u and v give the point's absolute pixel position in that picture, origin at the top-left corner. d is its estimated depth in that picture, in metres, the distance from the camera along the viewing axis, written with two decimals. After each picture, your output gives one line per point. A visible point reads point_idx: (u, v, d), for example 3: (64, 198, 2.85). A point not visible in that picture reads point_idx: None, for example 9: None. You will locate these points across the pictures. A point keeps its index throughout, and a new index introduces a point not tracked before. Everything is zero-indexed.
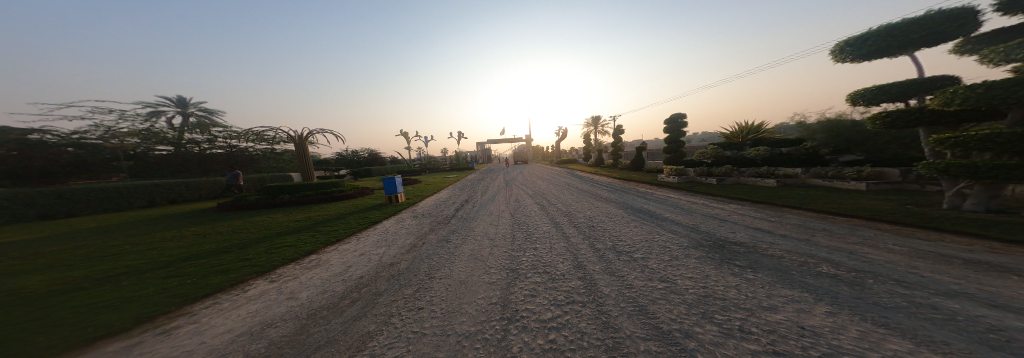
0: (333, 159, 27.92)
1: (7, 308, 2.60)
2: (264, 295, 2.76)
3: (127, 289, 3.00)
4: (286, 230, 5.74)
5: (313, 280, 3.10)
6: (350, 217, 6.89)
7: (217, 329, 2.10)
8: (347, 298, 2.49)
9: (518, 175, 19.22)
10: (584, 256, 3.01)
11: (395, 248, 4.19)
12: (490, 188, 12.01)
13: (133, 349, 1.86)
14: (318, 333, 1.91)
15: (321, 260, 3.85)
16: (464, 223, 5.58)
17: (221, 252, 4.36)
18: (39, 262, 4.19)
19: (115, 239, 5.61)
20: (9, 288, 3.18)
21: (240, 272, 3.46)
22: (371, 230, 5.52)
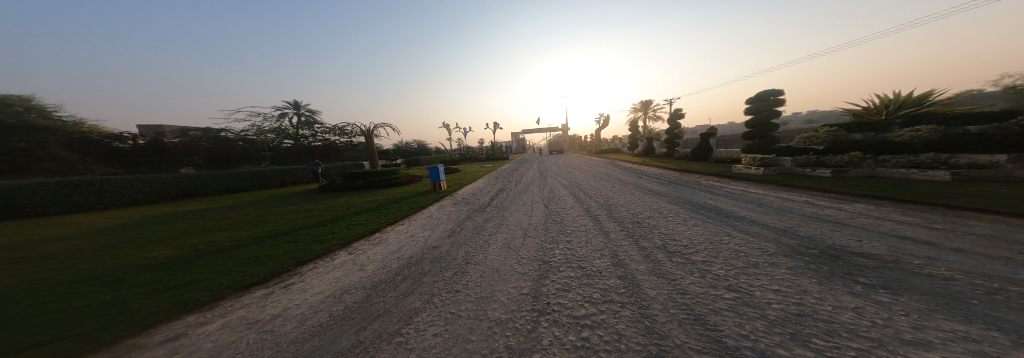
0: (392, 150, 32.82)
1: (209, 258, 4.00)
2: (344, 265, 3.50)
3: (266, 250, 4.23)
4: (359, 210, 7.05)
5: (379, 255, 3.75)
6: (404, 201, 8.00)
7: (316, 290, 2.83)
8: (402, 275, 2.98)
9: (554, 164, 18.75)
10: (629, 257, 2.78)
11: (439, 231, 4.71)
12: (526, 178, 12.07)
13: (271, 297, 2.74)
14: (378, 304, 2.39)
15: (384, 237, 4.64)
16: (500, 212, 5.84)
17: (318, 225, 5.67)
18: (222, 223, 6.27)
19: (258, 210, 7.90)
20: (208, 241, 4.88)
21: (330, 243, 4.41)
22: (421, 214, 6.30)
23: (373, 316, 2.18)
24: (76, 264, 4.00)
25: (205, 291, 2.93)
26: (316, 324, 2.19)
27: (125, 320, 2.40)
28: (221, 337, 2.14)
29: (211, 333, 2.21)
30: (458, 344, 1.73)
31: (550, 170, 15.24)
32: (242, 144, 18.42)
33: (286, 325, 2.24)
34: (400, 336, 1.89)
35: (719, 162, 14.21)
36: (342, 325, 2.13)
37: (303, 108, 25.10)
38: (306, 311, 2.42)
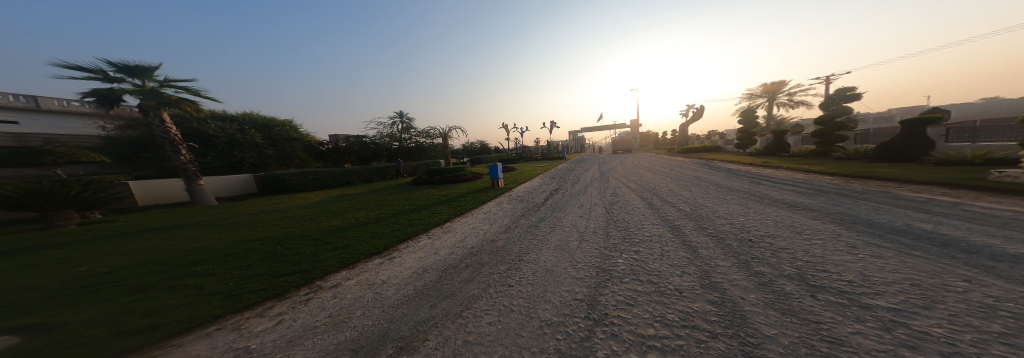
0: (462, 150, 37.10)
1: (346, 231, 5.54)
2: (424, 247, 4.23)
3: (376, 229, 5.53)
4: (436, 201, 8.31)
5: (455, 242, 4.30)
6: (468, 195, 8.91)
7: (405, 266, 3.54)
8: (466, 263, 3.36)
9: (617, 164, 16.92)
10: (728, 282, 2.24)
11: (495, 226, 5.03)
12: (587, 177, 11.37)
13: (381, 266, 3.62)
14: (446, 286, 2.80)
15: (456, 226, 5.36)
16: (557, 212, 5.73)
17: (408, 212, 6.98)
18: (350, 206, 8.54)
19: (371, 197, 10.33)
20: (344, 218, 6.74)
21: (417, 227, 5.38)
22: (482, 208, 6.92)
23: (441, 296, 2.55)
24: (286, 227, 6.22)
25: (349, 256, 4.08)
26: (407, 294, 2.74)
27: (311, 271, 3.61)
28: (353, 292, 2.96)
29: (345, 289, 3.05)
30: (508, 336, 1.80)
31: (615, 170, 13.79)
32: (374, 146, 23.74)
33: (386, 291, 2.88)
34: (461, 318, 2.12)
35: (952, 162, 9.20)
36: (419, 300, 2.57)
37: (406, 115, 30.57)
38: (399, 283, 3.04)
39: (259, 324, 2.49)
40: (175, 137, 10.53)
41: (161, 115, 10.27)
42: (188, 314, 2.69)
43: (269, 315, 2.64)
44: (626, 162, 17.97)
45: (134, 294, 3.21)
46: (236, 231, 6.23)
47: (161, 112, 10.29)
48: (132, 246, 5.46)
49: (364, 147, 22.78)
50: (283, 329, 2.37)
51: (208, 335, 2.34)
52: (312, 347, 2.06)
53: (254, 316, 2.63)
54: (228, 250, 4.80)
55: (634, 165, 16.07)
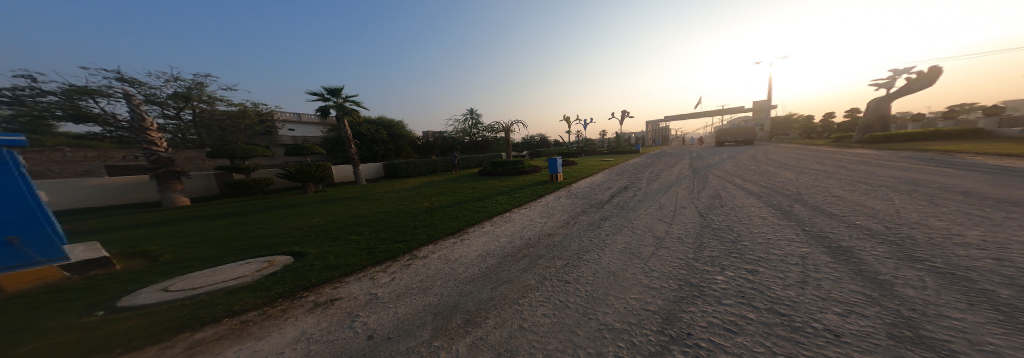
0: (522, 143, 37.97)
1: (429, 212, 6.55)
2: (486, 233, 4.58)
3: (451, 213, 6.29)
4: (499, 192, 8.81)
5: (523, 232, 4.45)
6: (527, 188, 9.09)
7: (470, 249, 3.93)
8: (525, 253, 3.47)
9: (716, 160, 13.75)
10: (956, 339, 1.42)
11: (554, 220, 4.97)
12: (676, 174, 9.70)
13: (453, 246, 4.14)
14: (504, 272, 2.97)
15: (518, 215, 5.61)
16: (627, 212, 5.19)
17: (473, 200, 7.68)
18: (428, 191, 10.01)
19: (444, 185, 11.82)
20: (427, 201, 7.93)
21: (481, 214, 5.86)
22: (541, 201, 6.97)
23: (501, 280, 2.75)
24: (391, 205, 7.87)
25: (433, 234, 4.78)
26: (476, 273, 3.06)
27: (411, 242, 4.45)
28: (433, 265, 3.51)
29: (430, 261, 3.64)
30: (564, 331, 1.79)
31: (716, 166, 11.30)
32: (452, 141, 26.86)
33: (458, 268, 3.29)
34: (517, 304, 2.24)
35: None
36: (483, 280, 2.84)
37: (476, 112, 33.07)
38: (468, 262, 3.42)
39: (377, 278, 3.28)
40: (348, 136, 14.31)
41: (344, 120, 14.22)
42: (343, 262, 3.78)
43: (384, 272, 3.43)
44: (741, 157, 14.30)
45: (314, 243, 4.76)
46: (362, 204, 8.30)
47: (345, 118, 14.51)
48: (310, 209, 8.07)
49: (446, 142, 26.25)
50: (390, 284, 3.06)
51: (356, 279, 3.27)
52: (408, 304, 2.58)
53: (380, 270, 3.50)
54: (358, 218, 6.47)
55: (756, 161, 12.55)
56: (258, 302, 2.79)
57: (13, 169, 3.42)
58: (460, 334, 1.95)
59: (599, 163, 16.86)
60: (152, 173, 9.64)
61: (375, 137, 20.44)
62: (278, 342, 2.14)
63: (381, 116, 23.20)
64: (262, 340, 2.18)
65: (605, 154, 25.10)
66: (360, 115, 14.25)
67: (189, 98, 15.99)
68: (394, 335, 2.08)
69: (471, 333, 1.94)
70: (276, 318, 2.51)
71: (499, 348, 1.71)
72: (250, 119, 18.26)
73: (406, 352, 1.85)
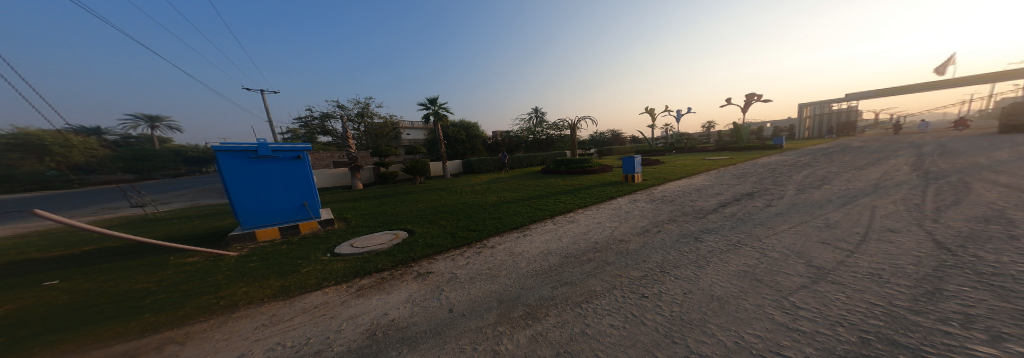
0: (589, 139, 36.16)
1: (498, 206, 7.03)
2: (548, 231, 4.59)
3: (517, 208, 6.54)
4: (564, 190, 8.66)
5: (596, 235, 4.17)
6: (595, 188, 8.59)
7: (531, 245, 4.02)
8: (594, 257, 3.28)
9: (925, 159, 8.97)
10: None
11: (628, 225, 4.50)
12: (877, 181, 6.50)
13: (519, 239, 4.34)
14: (567, 273, 2.92)
15: (588, 216, 5.34)
16: (746, 226, 4.10)
17: (538, 197, 7.83)
18: (497, 187, 10.75)
19: (511, 181, 12.42)
20: (499, 196, 8.51)
21: (544, 212, 5.89)
22: (611, 203, 6.42)
23: (565, 281, 2.71)
24: (467, 197, 8.81)
25: (500, 226, 5.13)
26: (543, 269, 3.10)
27: (481, 232, 4.88)
28: (498, 256, 3.73)
29: (496, 252, 3.90)
30: (635, 348, 1.63)
31: (937, 170, 7.20)
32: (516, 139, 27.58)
33: (521, 262, 3.42)
34: (580, 308, 2.16)
35: None
36: (546, 278, 2.86)
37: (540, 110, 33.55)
38: (531, 258, 3.50)
39: (457, 260, 3.75)
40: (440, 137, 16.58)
41: (438, 125, 16.62)
42: (435, 243, 4.48)
43: (462, 256, 3.89)
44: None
45: (414, 225, 5.77)
46: (445, 195, 9.58)
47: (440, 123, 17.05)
48: (413, 197, 9.88)
49: (511, 141, 27.28)
50: (466, 267, 3.44)
51: (443, 259, 3.82)
52: (479, 288, 2.85)
53: (458, 254, 3.97)
54: (444, 207, 7.51)
55: None
56: (384, 267, 3.63)
57: (309, 164, 5.71)
58: (522, 325, 2.04)
59: (713, 162, 13.58)
60: (349, 166, 13.77)
61: (457, 138, 23.22)
62: (394, 300, 2.74)
63: (461, 120, 26.22)
64: (386, 295, 2.85)
65: (724, 152, 19.94)
66: (447, 119, 16.34)
67: (361, 116, 22.80)
68: (467, 313, 2.34)
69: (532, 326, 2.00)
70: (391, 281, 3.21)
71: (558, 348, 1.70)
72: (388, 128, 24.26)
73: (476, 330, 2.05)
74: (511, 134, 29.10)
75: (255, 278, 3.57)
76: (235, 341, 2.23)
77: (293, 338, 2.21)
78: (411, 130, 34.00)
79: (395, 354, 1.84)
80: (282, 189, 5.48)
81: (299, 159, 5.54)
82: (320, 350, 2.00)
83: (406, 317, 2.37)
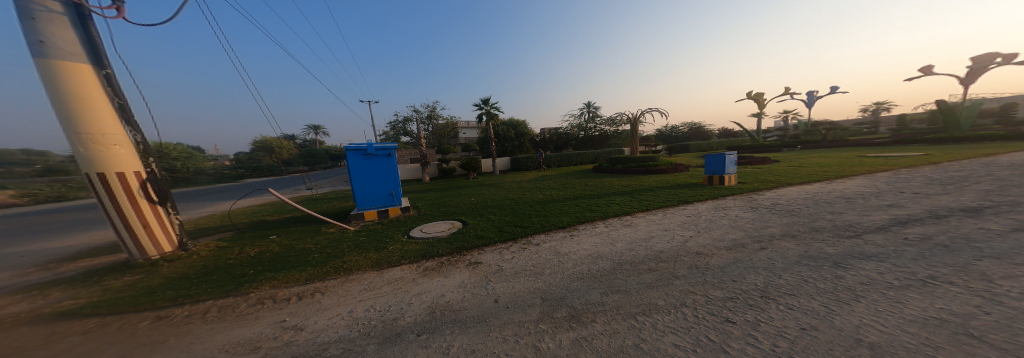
0: (657, 135, 33.29)
1: (546, 203, 7.05)
2: (601, 233, 4.38)
3: (565, 207, 6.40)
4: (621, 191, 8.13)
5: (661, 244, 3.74)
6: (659, 190, 7.79)
7: (581, 245, 3.92)
8: (658, 268, 2.96)
9: None
10: None
11: (710, 237, 3.90)
12: None
13: (569, 238, 4.28)
14: (619, 280, 2.75)
15: (658, 221, 4.88)
16: (935, 249, 2.84)
17: (592, 197, 7.50)
18: (548, 184, 10.72)
19: (564, 179, 12.20)
20: (550, 193, 8.44)
21: (595, 213, 5.64)
22: (693, 208, 5.68)
23: (618, 288, 2.55)
24: (516, 193, 8.99)
25: (546, 223, 5.18)
26: (594, 272, 2.99)
27: (526, 229, 4.93)
28: (543, 254, 3.73)
29: (541, 249, 3.90)
30: None
31: None
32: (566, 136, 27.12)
33: (566, 262, 3.34)
34: (634, 320, 2.00)
35: None
36: (594, 282, 2.75)
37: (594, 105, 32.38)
38: (579, 259, 3.40)
39: (503, 253, 3.89)
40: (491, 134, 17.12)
41: (490, 123, 17.26)
42: (484, 235, 4.75)
43: (508, 250, 4.01)
44: None
45: (467, 217, 6.17)
46: (496, 191, 10.00)
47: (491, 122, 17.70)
48: (470, 191, 10.57)
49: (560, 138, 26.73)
50: (511, 262, 3.54)
51: (490, 251, 4.01)
52: (524, 283, 2.91)
53: (506, 247, 4.13)
54: (493, 202, 7.86)
55: None
56: (443, 252, 4.01)
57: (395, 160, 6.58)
58: (566, 327, 2.00)
59: (876, 165, 9.96)
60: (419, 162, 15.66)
61: (506, 136, 23.90)
62: (450, 283, 3.00)
63: (511, 118, 26.76)
64: (444, 279, 3.15)
65: (896, 150, 14.38)
66: (498, 118, 16.86)
67: (428, 118, 25.56)
68: (512, 305, 2.42)
69: (576, 330, 1.94)
70: (448, 266, 3.54)
71: (605, 356, 1.63)
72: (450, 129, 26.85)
73: (518, 324, 2.10)
74: (560, 131, 28.53)
75: (353, 250, 4.40)
76: (349, 298, 2.83)
77: (378, 304, 2.62)
78: (467, 129, 36.42)
79: (449, 333, 2.02)
80: (378, 180, 6.51)
81: (389, 156, 6.47)
82: (395, 318, 2.33)
83: (458, 300, 2.58)
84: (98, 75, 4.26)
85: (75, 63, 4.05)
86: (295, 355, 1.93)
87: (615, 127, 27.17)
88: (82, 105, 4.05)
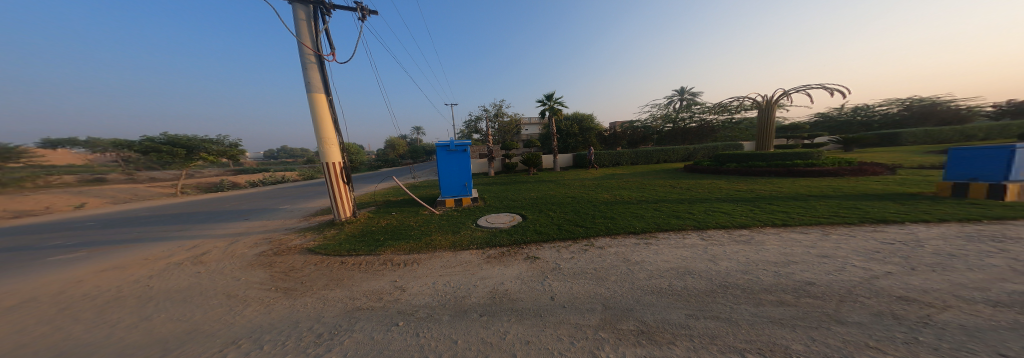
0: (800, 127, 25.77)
1: (618, 204, 6.51)
2: (693, 247, 3.72)
3: (642, 210, 5.78)
4: (726, 199, 6.70)
5: (811, 273, 2.70)
6: (782, 202, 6.06)
7: (662, 256, 3.45)
8: (796, 302, 2.14)
9: None
10: None
11: (929, 275, 2.47)
12: None
13: (649, 246, 3.82)
14: (718, 305, 2.25)
15: (812, 244, 3.56)
16: None
17: (680, 202, 6.47)
18: (618, 184, 9.80)
19: (641, 179, 10.95)
20: (623, 194, 7.73)
21: (684, 222, 4.87)
22: (905, 233, 3.74)
23: (715, 314, 2.10)
24: (576, 191, 8.63)
25: (616, 225, 4.84)
26: (687, 291, 2.55)
27: (590, 229, 4.69)
28: (612, 259, 3.45)
29: (607, 254, 3.63)
30: None
31: None
32: (643, 130, 24.55)
33: (638, 272, 3.02)
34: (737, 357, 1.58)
35: None
36: (678, 301, 2.37)
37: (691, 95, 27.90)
38: (654, 272, 3.00)
39: (561, 252, 3.81)
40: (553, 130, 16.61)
41: (552, 118, 16.88)
42: (543, 231, 4.77)
43: (567, 249, 3.90)
44: None
45: (527, 212, 6.28)
46: (555, 188, 9.78)
47: (554, 117, 17.37)
48: (534, 186, 10.61)
49: (634, 132, 24.25)
50: (570, 262, 3.44)
51: (549, 248, 3.99)
52: (584, 285, 2.79)
53: (573, 246, 4.01)
54: (553, 198, 7.75)
55: None
56: (503, 243, 4.24)
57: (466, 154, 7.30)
58: (629, 343, 1.80)
59: None
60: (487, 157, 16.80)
61: (568, 131, 22.83)
62: (511, 273, 3.16)
63: (576, 113, 25.58)
64: (506, 268, 3.33)
65: None
66: (561, 113, 16.40)
67: (496, 115, 27.22)
68: (568, 307, 2.35)
69: (649, 350, 1.71)
70: (508, 256, 3.72)
71: None
72: (514, 125, 27.91)
73: (575, 326, 2.03)
74: (637, 125, 25.77)
75: (441, 231, 5.12)
76: (431, 272, 3.33)
77: (453, 282, 2.99)
78: (529, 125, 36.76)
79: (506, 321, 2.12)
80: (453, 172, 7.34)
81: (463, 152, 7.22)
82: (463, 296, 2.61)
83: (516, 291, 2.69)
84: (329, 100, 6.26)
85: (318, 94, 6.09)
86: (397, 311, 2.41)
87: (724, 115, 22.89)
88: (323, 123, 6.12)
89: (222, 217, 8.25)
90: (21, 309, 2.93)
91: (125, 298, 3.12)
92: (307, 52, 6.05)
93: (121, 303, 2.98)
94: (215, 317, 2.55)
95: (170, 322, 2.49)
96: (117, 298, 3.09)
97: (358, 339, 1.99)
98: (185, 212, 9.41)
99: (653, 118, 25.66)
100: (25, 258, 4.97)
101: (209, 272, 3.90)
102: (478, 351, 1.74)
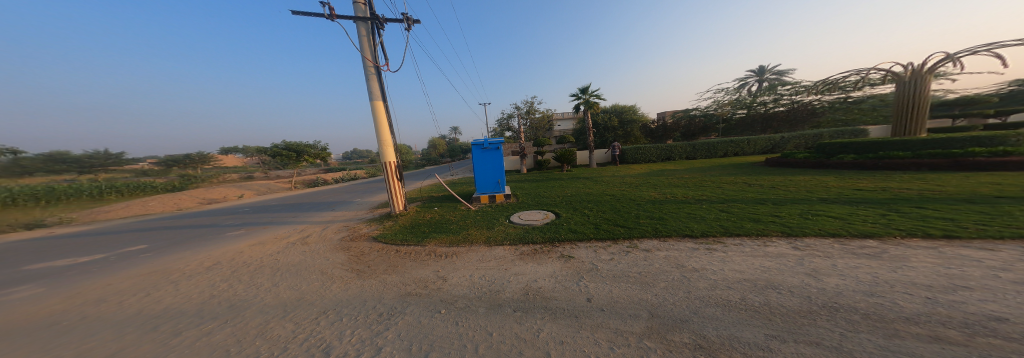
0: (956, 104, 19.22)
1: (672, 203, 5.89)
2: (782, 257, 3.13)
3: (700, 211, 5.13)
4: (838, 201, 5.44)
5: (999, 305, 1.97)
6: (920, 207, 4.66)
7: (733, 265, 3.00)
8: (962, 339, 1.60)
9: None
10: None
11: None
12: None
13: (715, 253, 3.35)
14: (814, 328, 1.87)
15: (1004, 266, 2.60)
16: None
17: (757, 204, 5.53)
18: (664, 181, 8.83)
19: (704, 175, 9.66)
20: (672, 192, 6.96)
21: (769, 227, 4.14)
22: None
23: (813, 339, 1.74)
24: (615, 189, 8.08)
25: (671, 226, 4.39)
26: (772, 308, 2.16)
27: (634, 229, 4.35)
28: (660, 264, 3.14)
29: (653, 257, 3.32)
30: None
31: None
32: (703, 119, 21.64)
33: (695, 281, 2.69)
34: None
35: None
36: (751, 318, 2.05)
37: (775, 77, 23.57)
38: (716, 282, 2.65)
39: (599, 252, 3.62)
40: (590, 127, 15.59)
41: (586, 112, 15.94)
42: (577, 229, 4.59)
43: (605, 249, 3.69)
44: None
45: (560, 209, 6.14)
46: (590, 185, 9.35)
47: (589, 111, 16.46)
48: (564, 184, 10.24)
49: (690, 122, 21.56)
50: (608, 263, 3.24)
51: (583, 247, 3.84)
52: (623, 289, 2.61)
53: (616, 247, 3.78)
54: (588, 196, 7.41)
55: None
56: (536, 240, 4.22)
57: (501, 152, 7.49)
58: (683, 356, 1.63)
59: None
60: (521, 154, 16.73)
61: (606, 125, 21.38)
62: (544, 271, 3.14)
63: (614, 106, 23.94)
64: (538, 265, 3.31)
65: None
66: (598, 106, 15.42)
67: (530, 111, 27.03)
68: (605, 310, 2.23)
69: None
70: (541, 254, 3.69)
71: None
72: (546, 121, 27.29)
73: (613, 331, 1.93)
74: (694, 113, 22.92)
75: (486, 225, 5.35)
76: (466, 264, 3.51)
77: (487, 275, 3.10)
78: (562, 120, 35.84)
79: (539, 318, 2.11)
80: (488, 169, 7.56)
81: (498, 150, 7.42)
82: (496, 290, 2.69)
83: (550, 289, 2.66)
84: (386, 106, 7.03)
85: (377, 101, 6.88)
86: (441, 298, 2.61)
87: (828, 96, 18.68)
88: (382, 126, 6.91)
89: (318, 206, 10.05)
90: (214, 269, 4.04)
91: (262, 267, 4.01)
92: (368, 64, 6.86)
93: (262, 271, 3.85)
94: (315, 289, 3.09)
95: (288, 290, 3.12)
96: (257, 268, 3.97)
97: (409, 321, 2.21)
98: (296, 203, 11.67)
99: (719, 104, 22.48)
100: (210, 232, 6.85)
101: (311, 251, 4.76)
102: (513, 345, 1.78)
